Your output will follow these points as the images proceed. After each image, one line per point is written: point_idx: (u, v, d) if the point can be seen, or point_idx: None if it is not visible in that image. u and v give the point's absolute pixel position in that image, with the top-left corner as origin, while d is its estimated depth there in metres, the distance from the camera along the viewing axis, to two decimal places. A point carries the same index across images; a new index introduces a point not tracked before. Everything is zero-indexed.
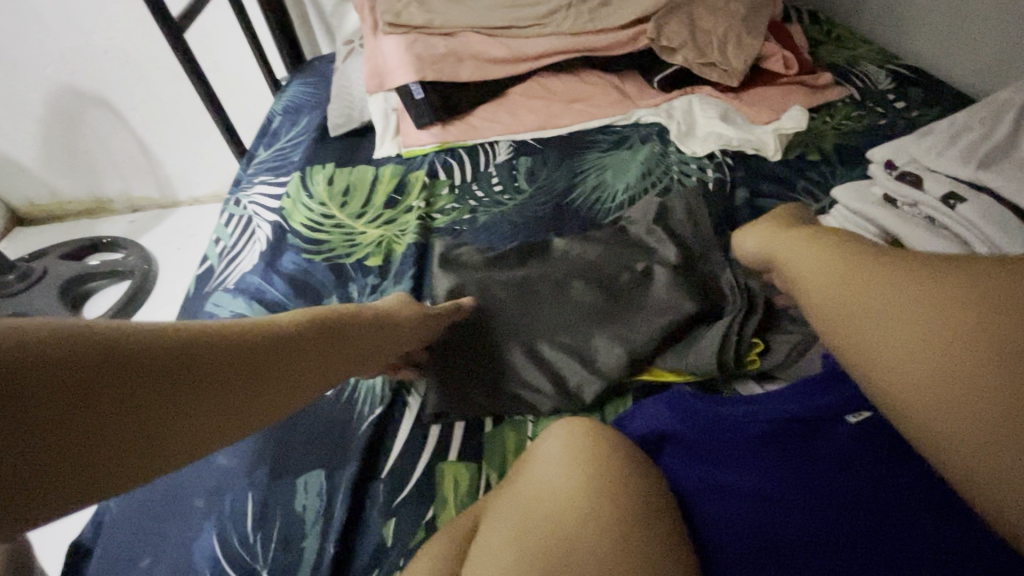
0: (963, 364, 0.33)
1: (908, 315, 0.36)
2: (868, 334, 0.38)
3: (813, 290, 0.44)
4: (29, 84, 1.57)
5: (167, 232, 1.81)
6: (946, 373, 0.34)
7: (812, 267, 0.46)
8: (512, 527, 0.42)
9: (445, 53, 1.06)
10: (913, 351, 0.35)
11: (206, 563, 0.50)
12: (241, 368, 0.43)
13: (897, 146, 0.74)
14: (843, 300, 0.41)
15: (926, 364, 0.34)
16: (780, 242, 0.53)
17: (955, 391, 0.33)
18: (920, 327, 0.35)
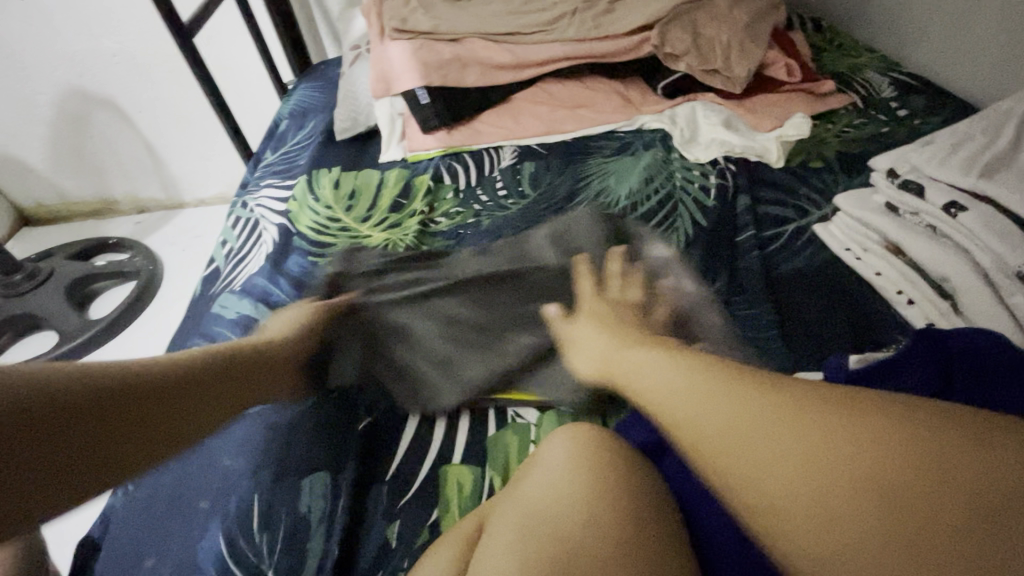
0: (890, 514, 0.30)
1: (801, 443, 0.32)
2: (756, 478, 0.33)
3: (716, 428, 0.35)
4: (38, 87, 1.59)
5: (172, 233, 1.82)
6: (857, 533, 0.30)
7: (647, 381, 0.42)
8: (516, 533, 0.42)
9: (451, 58, 1.06)
10: (808, 490, 0.31)
11: (211, 562, 0.51)
12: (157, 397, 0.45)
13: (897, 155, 0.75)
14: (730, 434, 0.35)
15: (820, 510, 0.31)
16: (636, 357, 0.46)
17: (847, 536, 0.30)
18: (823, 463, 0.31)
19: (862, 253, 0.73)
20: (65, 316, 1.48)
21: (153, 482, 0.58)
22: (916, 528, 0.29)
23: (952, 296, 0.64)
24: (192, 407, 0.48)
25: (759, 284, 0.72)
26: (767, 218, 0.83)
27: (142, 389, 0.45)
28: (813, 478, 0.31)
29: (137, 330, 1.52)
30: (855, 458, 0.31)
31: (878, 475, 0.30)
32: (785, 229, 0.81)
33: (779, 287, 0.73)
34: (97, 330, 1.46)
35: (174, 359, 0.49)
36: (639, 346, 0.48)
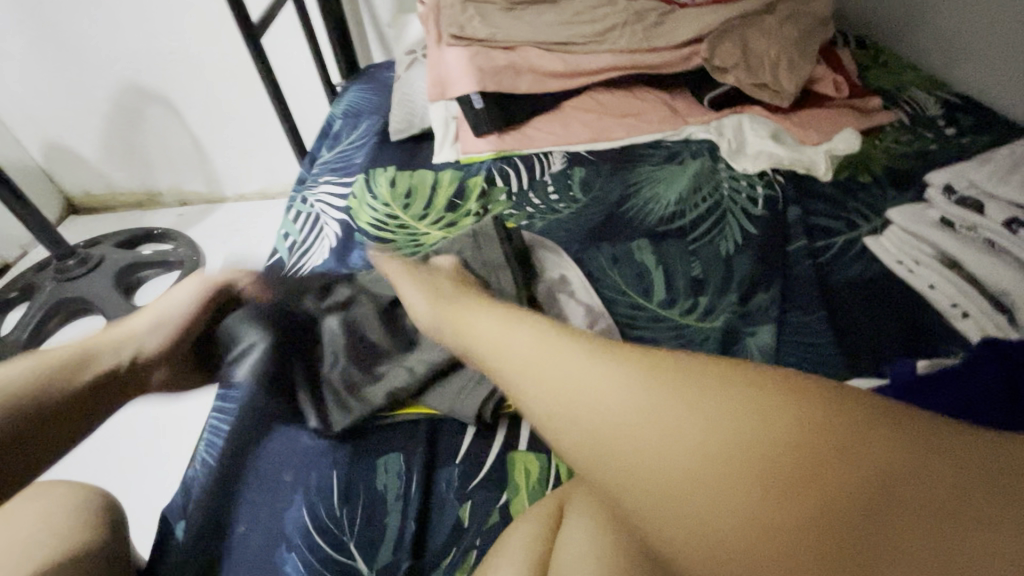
0: (771, 503, 0.32)
1: (690, 440, 0.35)
2: (647, 472, 0.36)
3: (614, 428, 0.38)
4: (97, 81, 1.66)
5: (214, 226, 1.87)
6: (743, 519, 0.33)
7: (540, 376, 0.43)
8: (598, 512, 0.43)
9: (505, 65, 1.10)
10: (699, 484, 0.34)
11: (298, 533, 0.54)
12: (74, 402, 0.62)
13: (955, 172, 0.80)
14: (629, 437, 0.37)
15: (710, 504, 0.34)
16: (514, 335, 0.48)
17: (739, 525, 0.33)
18: (709, 457, 0.34)
19: (913, 266, 0.74)
20: (113, 300, 1.52)
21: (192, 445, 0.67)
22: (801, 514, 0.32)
23: (1009, 309, 0.65)
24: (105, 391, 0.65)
25: (812, 292, 0.74)
26: (818, 230, 0.85)
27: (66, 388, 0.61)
28: (700, 471, 0.34)
29: None
30: (738, 456, 0.34)
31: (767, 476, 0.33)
32: (834, 240, 0.82)
33: (834, 298, 0.74)
34: None
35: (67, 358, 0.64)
36: (530, 326, 0.48)
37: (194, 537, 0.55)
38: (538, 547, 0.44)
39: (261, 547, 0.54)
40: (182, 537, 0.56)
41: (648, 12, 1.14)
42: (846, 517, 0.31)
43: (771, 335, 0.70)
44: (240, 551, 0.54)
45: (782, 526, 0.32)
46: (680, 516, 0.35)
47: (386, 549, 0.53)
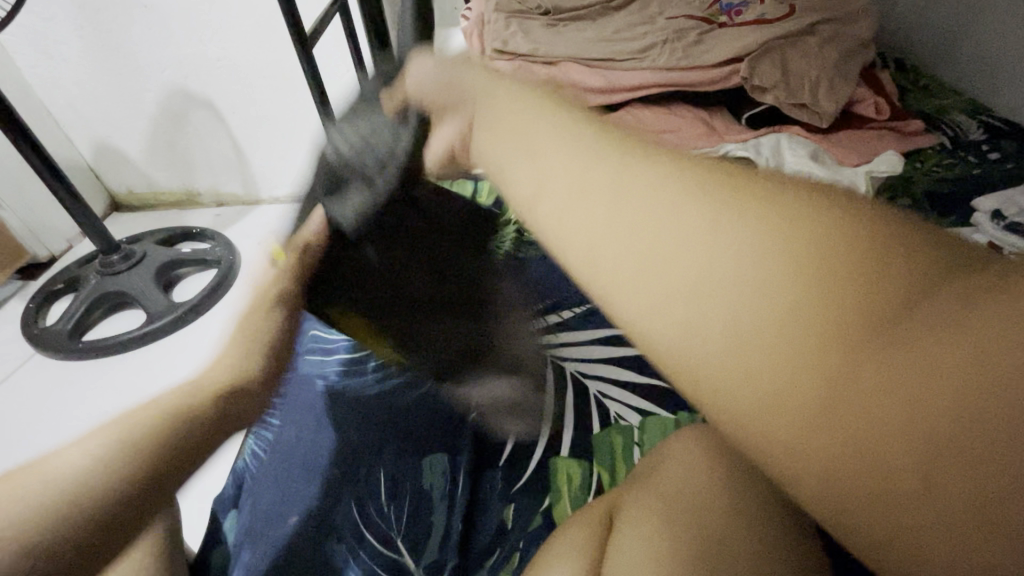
0: (821, 349, 0.26)
1: (733, 277, 0.29)
2: (674, 313, 0.30)
3: (649, 259, 0.32)
4: (147, 85, 1.73)
5: (250, 227, 1.91)
6: (783, 372, 0.27)
7: (567, 200, 0.36)
8: (656, 522, 0.44)
9: (546, 80, 1.13)
10: (737, 328, 0.28)
11: (348, 527, 0.56)
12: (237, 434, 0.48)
13: (1000, 199, 0.82)
14: (657, 270, 0.31)
15: (748, 349, 0.28)
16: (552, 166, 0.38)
17: (779, 377, 0.27)
18: (756, 296, 0.28)
19: None
20: (154, 296, 1.57)
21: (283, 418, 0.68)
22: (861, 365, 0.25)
23: None
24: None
25: None
26: None
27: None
28: (744, 317, 0.28)
29: (216, 316, 1.59)
30: (795, 294, 0.27)
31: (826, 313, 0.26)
32: None
33: None
34: (181, 312, 1.54)
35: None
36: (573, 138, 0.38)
37: (250, 526, 0.58)
38: (588, 550, 0.45)
39: (312, 538, 0.56)
40: (238, 524, 0.59)
41: (688, 31, 1.16)
42: (917, 372, 0.24)
43: None
44: (290, 542, 0.56)
45: (833, 373, 0.26)
46: (720, 372, 0.29)
47: (432, 548, 0.54)
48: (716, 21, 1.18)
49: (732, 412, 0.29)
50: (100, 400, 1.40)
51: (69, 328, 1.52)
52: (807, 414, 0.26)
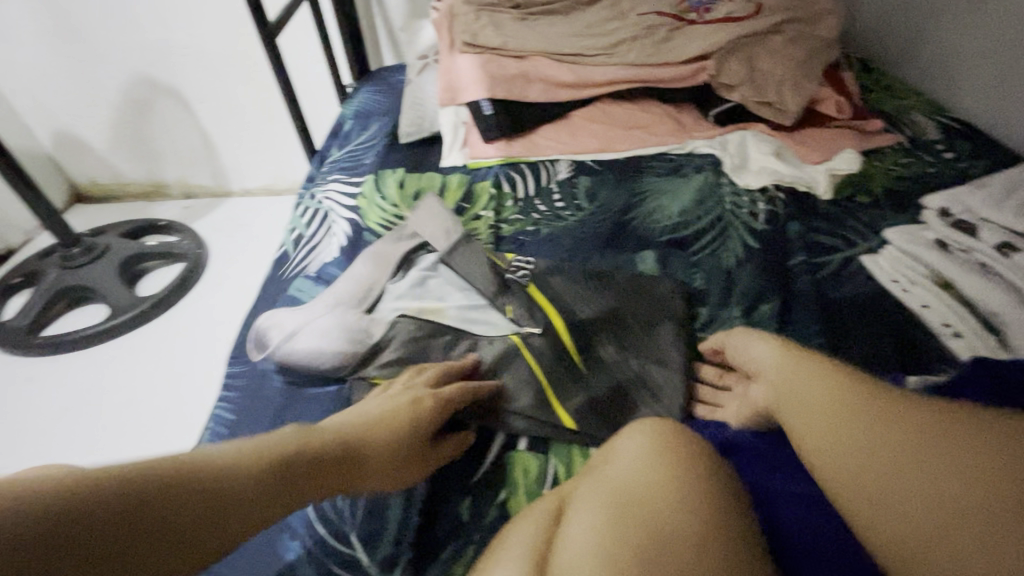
0: (901, 441, 0.43)
1: (843, 400, 0.47)
2: (799, 397, 0.51)
3: (790, 370, 0.53)
4: (110, 72, 1.67)
5: (220, 220, 1.87)
6: (873, 449, 0.43)
7: (771, 354, 0.57)
8: (600, 514, 0.45)
9: (516, 74, 1.12)
10: (858, 439, 0.45)
11: (302, 522, 0.55)
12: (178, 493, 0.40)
13: (953, 197, 0.83)
14: (792, 377, 0.53)
15: (863, 435, 0.44)
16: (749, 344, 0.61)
17: (862, 448, 0.44)
18: (855, 397, 0.47)
19: (909, 286, 0.76)
20: (117, 290, 1.52)
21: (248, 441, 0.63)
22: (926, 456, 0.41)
23: (1000, 331, 0.67)
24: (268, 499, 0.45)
25: (812, 308, 0.76)
26: (818, 246, 0.86)
27: (164, 476, 0.41)
28: (847, 412, 0.46)
29: (180, 311, 1.55)
30: (890, 412, 0.45)
31: (911, 424, 0.43)
32: (833, 257, 0.84)
33: (831, 313, 0.76)
34: (145, 306, 1.49)
35: (242, 451, 0.46)
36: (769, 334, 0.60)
37: None
38: (535, 544, 0.46)
39: (264, 534, 0.55)
40: None
41: (658, 27, 1.16)
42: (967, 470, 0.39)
43: None
44: (243, 538, 0.55)
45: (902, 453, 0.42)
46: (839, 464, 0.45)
47: (387, 543, 0.54)
48: (685, 18, 1.18)
49: (813, 450, 0.47)
50: (60, 397, 1.36)
51: (27, 323, 1.47)
52: (886, 474, 0.42)
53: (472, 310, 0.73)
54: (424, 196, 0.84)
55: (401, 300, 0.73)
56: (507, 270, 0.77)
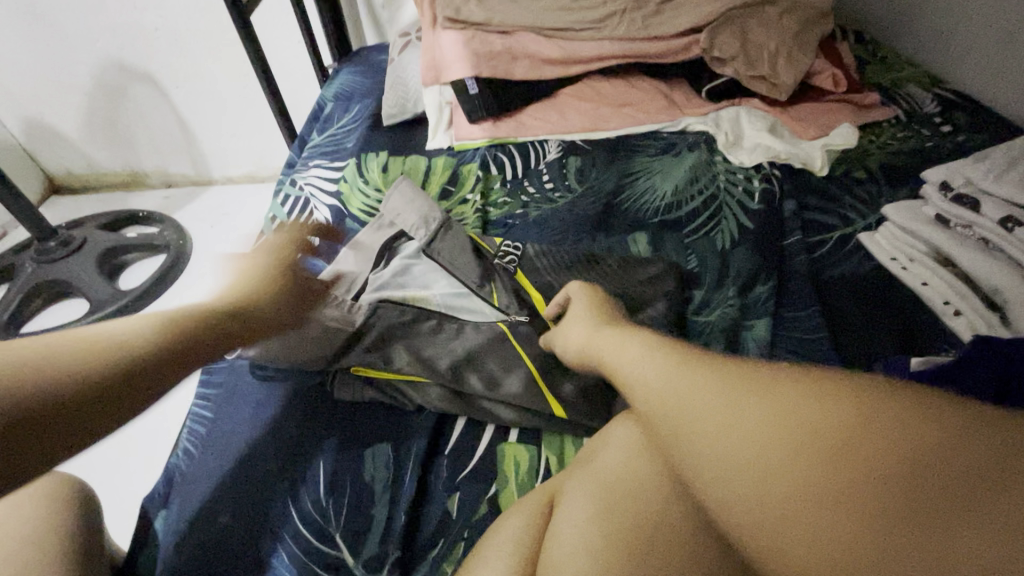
0: (864, 488, 0.29)
1: (711, 392, 0.36)
2: (709, 455, 0.34)
3: (672, 407, 0.37)
4: (79, 57, 1.59)
5: (202, 210, 1.81)
6: (756, 451, 0.32)
7: (630, 342, 0.47)
8: (596, 506, 0.42)
9: (501, 50, 1.08)
10: (743, 445, 0.33)
11: (283, 524, 0.53)
12: (108, 380, 0.42)
13: (952, 169, 0.76)
14: (649, 372, 0.41)
15: (744, 431, 0.33)
16: (606, 337, 0.51)
17: (750, 450, 0.32)
18: (778, 433, 0.32)
19: (908, 263, 0.73)
20: (97, 283, 1.47)
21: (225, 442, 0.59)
22: (907, 497, 0.28)
23: (1002, 308, 0.64)
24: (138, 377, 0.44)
25: (807, 287, 0.74)
26: (812, 225, 0.84)
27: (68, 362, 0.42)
28: (724, 408, 0.34)
29: (164, 304, 1.51)
30: (771, 402, 0.33)
31: (849, 448, 0.29)
32: (829, 236, 0.82)
33: (827, 293, 0.74)
34: (127, 300, 1.45)
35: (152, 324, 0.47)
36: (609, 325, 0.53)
37: (178, 529, 0.54)
38: (528, 541, 0.43)
39: (243, 539, 0.52)
40: (166, 528, 0.55)
41: None
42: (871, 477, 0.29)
43: (766, 330, 0.69)
44: (221, 542, 0.52)
45: (882, 509, 0.28)
46: (729, 474, 0.33)
47: (372, 543, 0.51)
48: None
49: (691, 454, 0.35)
50: None
51: (5, 319, 1.42)
52: (783, 476, 0.31)
53: (461, 298, 0.70)
54: (396, 179, 0.80)
55: (384, 290, 0.70)
56: (493, 256, 0.75)
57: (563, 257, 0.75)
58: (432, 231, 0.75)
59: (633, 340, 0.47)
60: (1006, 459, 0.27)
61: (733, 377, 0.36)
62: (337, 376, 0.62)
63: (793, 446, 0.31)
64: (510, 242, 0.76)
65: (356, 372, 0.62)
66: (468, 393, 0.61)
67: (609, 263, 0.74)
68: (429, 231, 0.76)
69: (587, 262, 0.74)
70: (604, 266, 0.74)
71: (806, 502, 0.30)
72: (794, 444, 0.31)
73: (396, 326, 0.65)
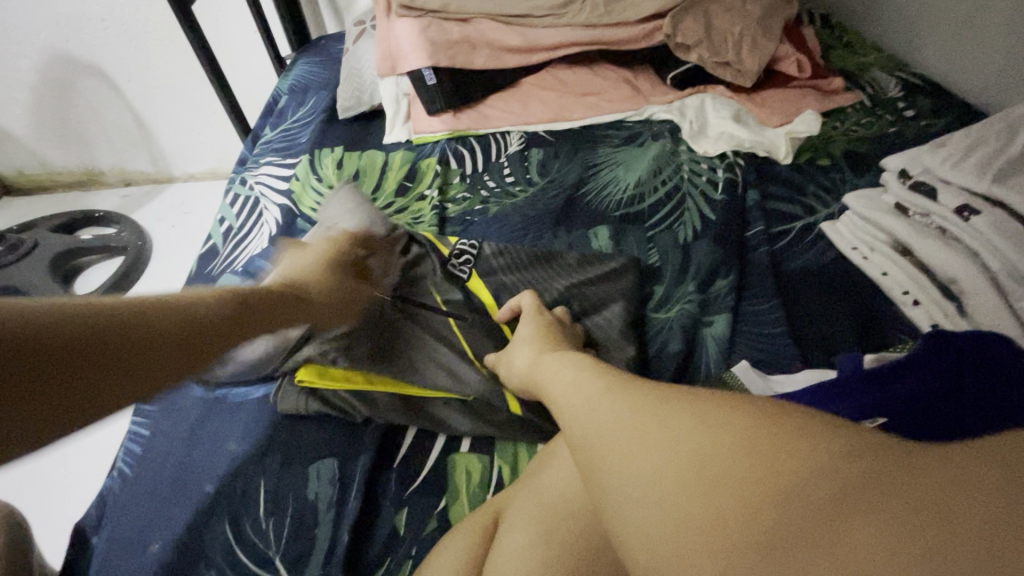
0: (752, 512, 0.28)
1: (625, 414, 0.36)
2: (617, 477, 0.33)
3: (590, 428, 0.37)
4: (19, 50, 1.47)
5: (161, 209, 1.74)
6: (655, 467, 0.32)
7: (567, 365, 0.47)
8: (534, 529, 0.41)
9: (460, 39, 1.04)
10: (644, 463, 0.32)
11: (219, 549, 0.50)
12: (128, 341, 0.39)
13: (910, 156, 0.75)
14: (577, 398, 0.41)
15: (648, 447, 0.33)
16: (550, 362, 0.50)
17: (650, 468, 0.32)
18: (675, 450, 0.31)
19: (868, 253, 0.73)
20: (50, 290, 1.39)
21: (201, 466, 0.56)
22: (765, 516, 0.27)
23: (958, 298, 0.64)
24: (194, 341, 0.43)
25: (768, 281, 0.72)
26: (775, 215, 0.83)
27: (69, 321, 0.36)
28: (631, 429, 0.34)
29: None
30: (676, 422, 0.33)
31: (738, 465, 0.29)
32: (792, 226, 0.81)
33: (787, 286, 0.73)
34: None
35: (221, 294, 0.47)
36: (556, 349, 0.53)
37: (108, 559, 0.51)
38: (467, 568, 0.42)
39: (175, 568, 0.50)
40: (95, 557, 0.52)
41: None
42: (753, 494, 0.28)
43: (726, 326, 0.68)
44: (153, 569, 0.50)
45: (737, 525, 0.27)
46: (629, 493, 0.32)
47: (315, 563, 0.49)
48: None
49: (603, 473, 0.34)
50: None
51: None
52: (678, 494, 0.30)
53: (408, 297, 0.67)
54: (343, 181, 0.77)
55: None
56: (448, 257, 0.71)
57: (520, 254, 0.72)
58: (374, 238, 0.71)
59: (568, 364, 0.47)
60: (883, 475, 0.26)
61: (647, 400, 0.36)
62: (280, 389, 0.58)
63: (688, 463, 0.31)
64: (466, 240, 0.73)
65: (300, 382, 0.57)
66: (420, 401, 0.58)
67: (566, 260, 0.72)
68: (370, 236, 0.71)
69: (543, 259, 0.72)
70: (561, 263, 0.72)
71: (694, 514, 0.29)
72: (689, 461, 0.31)
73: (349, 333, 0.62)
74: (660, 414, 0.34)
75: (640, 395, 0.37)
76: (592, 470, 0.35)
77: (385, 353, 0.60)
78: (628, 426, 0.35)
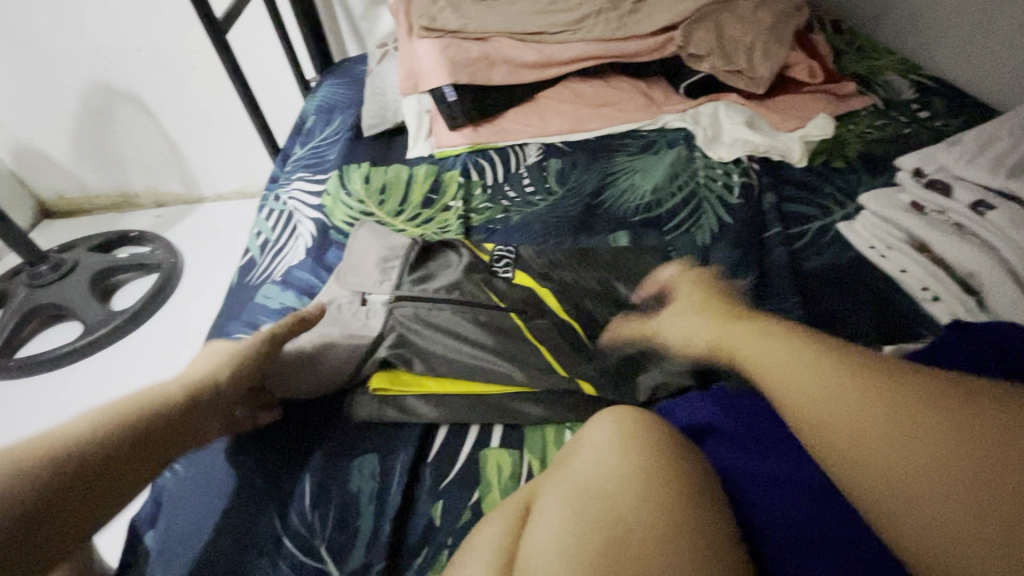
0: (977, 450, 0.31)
1: (820, 365, 0.40)
2: (831, 418, 0.37)
3: (784, 375, 0.41)
4: (63, 81, 1.56)
5: (192, 227, 1.81)
6: (869, 410, 0.36)
7: (737, 323, 0.51)
8: (566, 510, 0.43)
9: (478, 56, 1.07)
10: (855, 408, 0.36)
11: (269, 538, 0.54)
12: (94, 478, 0.46)
13: (924, 155, 0.76)
14: (761, 348, 0.45)
15: (855, 393, 0.37)
16: (719, 321, 0.53)
17: (863, 412, 0.36)
18: (888, 399, 0.36)
19: (885, 252, 0.74)
20: (89, 306, 1.44)
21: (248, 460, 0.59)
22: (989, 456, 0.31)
23: (977, 292, 0.65)
24: (129, 474, 0.49)
25: (787, 281, 0.74)
26: (792, 216, 0.85)
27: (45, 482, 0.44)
28: (833, 379, 0.39)
29: (153, 324, 1.48)
30: (878, 376, 0.37)
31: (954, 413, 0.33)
32: (810, 226, 0.83)
33: (807, 286, 0.74)
34: (119, 321, 1.43)
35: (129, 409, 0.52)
36: (715, 308, 0.56)
37: (161, 550, 0.54)
38: (501, 551, 0.44)
39: (226, 556, 0.53)
40: (151, 548, 0.56)
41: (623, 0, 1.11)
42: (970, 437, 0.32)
43: None
44: (208, 560, 0.53)
45: (965, 463, 0.31)
46: (841, 431, 0.36)
47: (357, 551, 0.52)
48: None
49: (811, 414, 0.38)
50: (36, 416, 1.30)
51: None
52: (895, 433, 0.34)
53: (455, 295, 0.67)
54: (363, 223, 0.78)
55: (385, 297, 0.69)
56: (490, 261, 0.74)
57: (546, 254, 0.75)
58: (411, 258, 0.72)
59: (738, 323, 0.51)
60: None
61: (841, 357, 0.40)
62: (358, 396, 0.62)
63: (905, 407, 0.35)
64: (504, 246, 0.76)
65: (376, 391, 0.62)
66: (478, 397, 0.61)
67: (589, 261, 0.75)
68: (405, 258, 0.73)
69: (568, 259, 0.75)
70: (582, 258, 0.75)
71: (908, 452, 0.33)
72: (906, 406, 0.35)
73: (416, 338, 0.64)
74: (861, 369, 0.38)
75: (832, 352, 0.41)
76: (795, 412, 0.39)
77: (436, 357, 0.62)
78: (827, 376, 0.39)
